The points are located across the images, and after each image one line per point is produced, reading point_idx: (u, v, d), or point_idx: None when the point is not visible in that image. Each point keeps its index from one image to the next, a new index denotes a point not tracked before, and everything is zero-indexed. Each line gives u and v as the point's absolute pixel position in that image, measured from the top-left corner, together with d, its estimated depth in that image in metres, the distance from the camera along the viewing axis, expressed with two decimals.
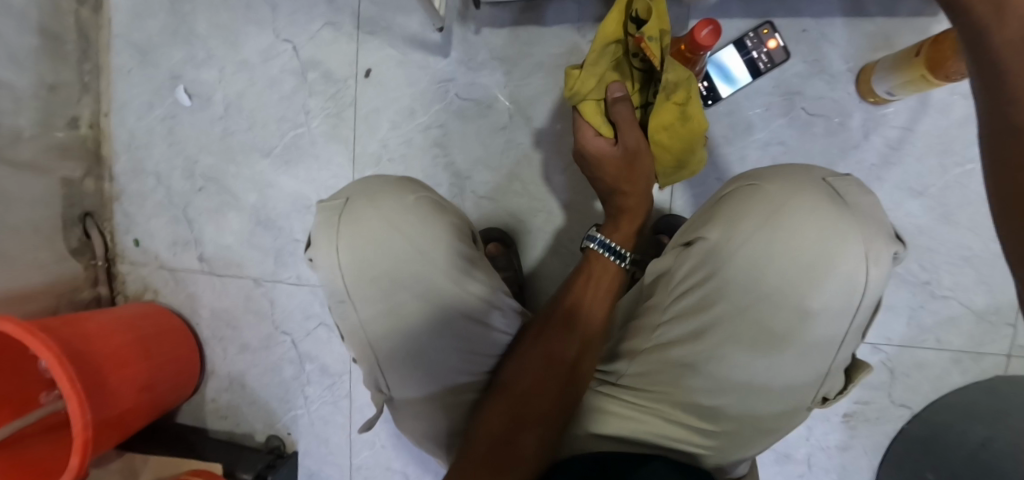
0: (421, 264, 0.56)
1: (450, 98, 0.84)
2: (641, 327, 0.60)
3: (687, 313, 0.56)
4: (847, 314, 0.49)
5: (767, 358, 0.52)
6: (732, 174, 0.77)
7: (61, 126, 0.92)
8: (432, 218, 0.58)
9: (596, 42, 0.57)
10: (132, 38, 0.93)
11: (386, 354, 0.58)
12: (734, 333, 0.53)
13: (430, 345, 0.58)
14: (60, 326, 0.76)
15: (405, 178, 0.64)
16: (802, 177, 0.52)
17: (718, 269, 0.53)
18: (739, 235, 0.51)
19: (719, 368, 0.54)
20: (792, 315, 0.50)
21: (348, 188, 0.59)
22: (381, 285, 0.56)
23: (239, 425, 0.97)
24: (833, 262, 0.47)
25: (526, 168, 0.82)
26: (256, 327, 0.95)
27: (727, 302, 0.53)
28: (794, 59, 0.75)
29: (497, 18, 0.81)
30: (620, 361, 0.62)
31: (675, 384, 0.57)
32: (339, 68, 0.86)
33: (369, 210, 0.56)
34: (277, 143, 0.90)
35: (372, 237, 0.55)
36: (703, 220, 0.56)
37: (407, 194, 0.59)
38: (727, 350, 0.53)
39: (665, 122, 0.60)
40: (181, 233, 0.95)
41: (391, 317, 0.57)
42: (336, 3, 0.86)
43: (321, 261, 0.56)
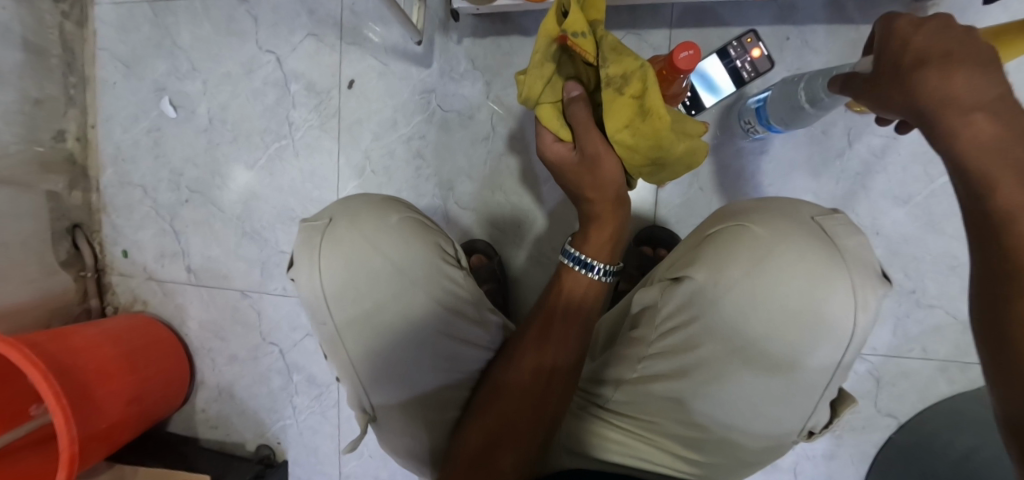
0: (404, 286, 0.56)
1: (433, 109, 0.83)
2: (625, 356, 0.60)
3: (672, 349, 0.56)
4: (832, 359, 0.50)
5: (752, 397, 0.53)
6: (715, 184, 0.77)
7: (47, 140, 0.93)
8: (415, 240, 0.58)
9: (538, 42, 0.56)
10: (117, 50, 0.94)
11: (368, 376, 0.57)
12: (719, 371, 0.53)
13: (413, 365, 0.58)
14: (45, 341, 0.76)
15: (390, 196, 0.63)
16: (790, 219, 0.53)
17: (705, 309, 0.53)
18: (726, 278, 0.52)
19: (704, 403, 0.55)
20: (777, 356, 0.51)
21: (332, 207, 0.59)
22: (364, 306, 0.55)
23: (229, 435, 0.98)
24: (818, 308, 0.48)
25: (508, 178, 0.82)
26: (244, 338, 0.95)
27: (713, 342, 0.53)
28: (777, 66, 0.74)
29: (478, 28, 0.81)
30: (605, 386, 0.62)
31: (660, 414, 0.58)
32: (321, 79, 0.86)
33: (352, 233, 0.56)
34: (261, 155, 0.90)
35: (354, 259, 0.55)
36: (690, 257, 0.56)
37: (390, 215, 0.58)
38: (711, 387, 0.54)
39: (619, 119, 0.55)
40: (169, 245, 0.96)
41: (374, 340, 0.56)
42: (317, 14, 0.85)
43: (303, 281, 0.55)
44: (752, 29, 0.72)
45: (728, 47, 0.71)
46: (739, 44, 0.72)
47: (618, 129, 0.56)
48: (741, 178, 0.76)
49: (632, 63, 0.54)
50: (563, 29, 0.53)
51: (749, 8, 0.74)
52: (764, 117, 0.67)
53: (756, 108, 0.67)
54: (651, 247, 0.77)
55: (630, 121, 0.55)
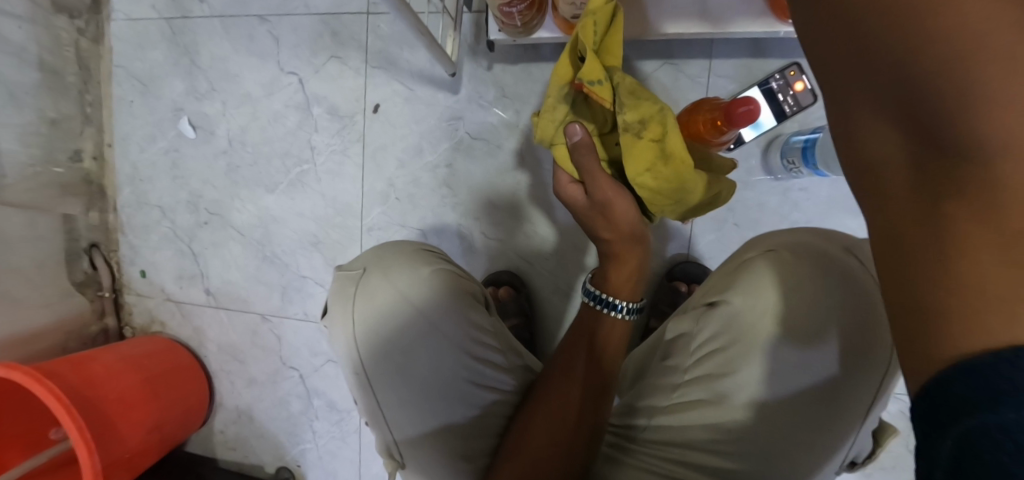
0: (433, 338, 0.53)
1: (459, 136, 0.81)
2: (658, 386, 0.57)
3: (709, 373, 0.53)
4: (877, 380, 0.48)
5: (796, 421, 0.49)
6: (751, 221, 0.75)
7: (64, 160, 0.91)
8: (447, 289, 0.54)
9: (551, 85, 0.51)
10: (134, 68, 0.91)
11: (399, 422, 0.54)
12: (761, 397, 0.50)
13: (441, 411, 0.53)
14: (65, 371, 0.75)
15: (423, 244, 0.60)
16: (823, 244, 0.52)
17: (743, 332, 0.51)
18: (765, 300, 0.50)
19: (743, 430, 0.50)
20: (822, 377, 0.48)
21: (365, 256, 0.57)
22: (394, 358, 0.53)
23: (248, 456, 0.97)
24: (855, 326, 0.48)
25: (535, 208, 0.80)
26: (263, 362, 0.94)
27: (752, 367, 0.50)
28: (819, 102, 0.71)
29: (508, 55, 0.78)
30: (638, 419, 0.58)
31: (697, 448, 0.52)
32: (344, 103, 0.84)
33: (384, 284, 0.53)
34: (282, 179, 0.88)
35: (385, 312, 0.53)
36: (723, 282, 0.55)
37: (423, 265, 0.55)
38: (754, 415, 0.50)
39: (639, 164, 0.48)
40: (187, 267, 0.94)
41: (405, 388, 0.53)
42: (341, 36, 0.83)
43: (337, 331, 0.54)
44: (795, 61, 0.70)
45: (771, 80, 0.69)
46: (782, 77, 0.69)
47: (639, 174, 0.49)
48: (778, 214, 0.74)
49: (652, 103, 0.48)
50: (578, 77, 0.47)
51: (791, 40, 0.71)
52: (811, 160, 0.65)
53: (803, 148, 0.66)
54: (685, 283, 0.75)
55: (651, 164, 0.49)
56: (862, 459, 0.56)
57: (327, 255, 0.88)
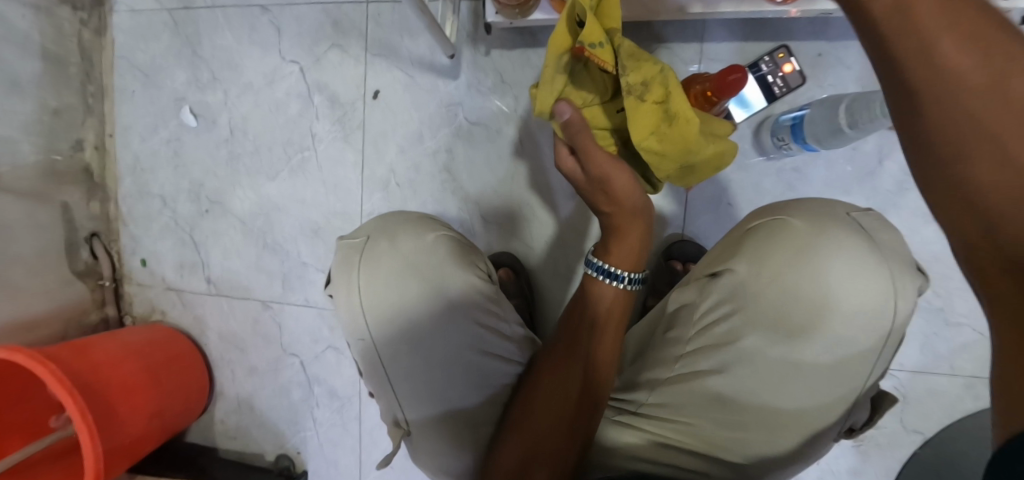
0: (439, 304, 0.54)
1: (459, 122, 0.83)
2: (661, 357, 0.59)
3: (713, 342, 0.55)
4: (874, 347, 0.49)
5: (793, 387, 0.51)
6: (746, 201, 0.76)
7: (65, 149, 0.92)
8: (450, 256, 0.56)
9: (547, 54, 0.50)
10: (137, 59, 0.92)
11: (404, 387, 0.55)
12: (761, 364, 0.52)
13: (446, 377, 0.55)
14: (67, 356, 0.75)
15: (425, 214, 0.61)
16: (828, 213, 0.52)
17: (746, 301, 0.53)
18: (767, 270, 0.52)
19: (743, 396, 0.53)
20: (821, 346, 0.49)
21: (368, 225, 0.57)
22: (401, 325, 0.53)
23: (249, 446, 0.97)
24: (861, 297, 0.48)
25: (534, 192, 0.81)
26: (264, 349, 0.94)
27: (755, 335, 0.52)
28: (809, 83, 0.73)
29: (507, 41, 0.80)
30: (639, 390, 0.60)
31: (699, 413, 0.56)
32: (346, 91, 0.86)
33: (390, 251, 0.54)
34: (283, 167, 0.89)
35: (390, 278, 0.53)
36: (727, 253, 0.57)
37: (427, 233, 0.56)
38: (753, 382, 0.52)
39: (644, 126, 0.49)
40: (188, 255, 0.95)
41: (411, 353, 0.54)
42: (342, 25, 0.85)
43: (342, 298, 0.54)
44: (784, 44, 0.73)
45: (761, 62, 0.72)
46: (772, 59, 0.72)
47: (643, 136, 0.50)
48: (771, 194, 0.76)
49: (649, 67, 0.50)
50: (580, 41, 0.47)
51: (782, 24, 0.73)
52: (800, 135, 0.67)
53: (791, 125, 0.67)
54: (681, 263, 0.76)
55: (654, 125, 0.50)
56: (863, 428, 0.56)
57: (328, 241, 0.88)
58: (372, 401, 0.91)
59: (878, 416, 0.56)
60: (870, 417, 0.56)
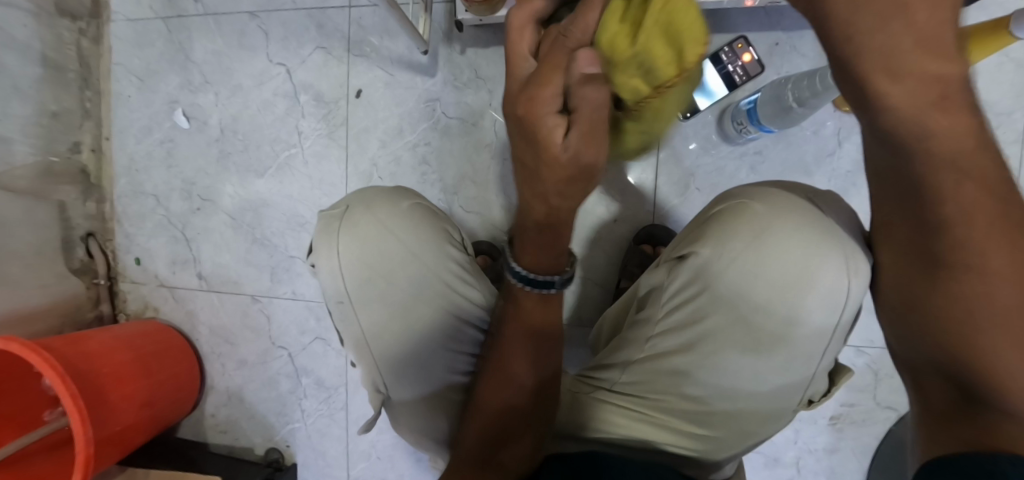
0: (414, 266, 0.55)
1: (437, 117, 0.86)
2: (632, 338, 0.58)
3: (681, 324, 0.54)
4: (830, 329, 0.48)
5: (754, 366, 0.51)
6: (712, 184, 0.79)
7: (63, 151, 0.96)
8: (425, 223, 0.57)
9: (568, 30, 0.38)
10: (131, 65, 0.97)
11: (384, 354, 0.55)
12: (724, 343, 0.52)
13: (424, 344, 0.56)
14: (61, 346, 0.78)
15: (399, 186, 0.62)
16: (789, 196, 0.50)
17: (710, 283, 0.51)
18: (734, 251, 0.49)
19: (705, 374, 0.53)
20: (779, 326, 0.48)
21: (348, 196, 0.57)
22: (379, 287, 0.54)
23: (238, 439, 0.99)
24: (821, 278, 0.46)
25: (509, 180, 0.85)
26: (253, 343, 0.97)
27: (718, 314, 0.52)
28: (767, 72, 0.77)
29: (480, 39, 0.84)
30: (612, 370, 0.59)
31: (666, 391, 0.56)
32: (330, 90, 0.90)
33: (367, 215, 0.54)
34: (271, 164, 0.93)
35: (369, 241, 0.53)
36: (695, 233, 0.54)
37: (403, 201, 0.58)
38: (717, 360, 0.52)
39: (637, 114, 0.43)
40: (180, 252, 0.98)
41: (391, 317, 0.55)
42: (326, 28, 0.89)
43: (322, 264, 0.54)
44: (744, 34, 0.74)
45: (720, 52, 0.74)
46: (730, 49, 0.74)
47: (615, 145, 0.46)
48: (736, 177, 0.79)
49: None
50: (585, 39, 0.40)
51: (739, 17, 0.77)
52: (755, 117, 0.70)
53: (748, 109, 0.70)
54: (651, 245, 0.79)
55: None
56: (823, 399, 0.55)
57: None
58: (358, 390, 0.93)
59: (834, 386, 0.54)
60: (830, 388, 0.54)
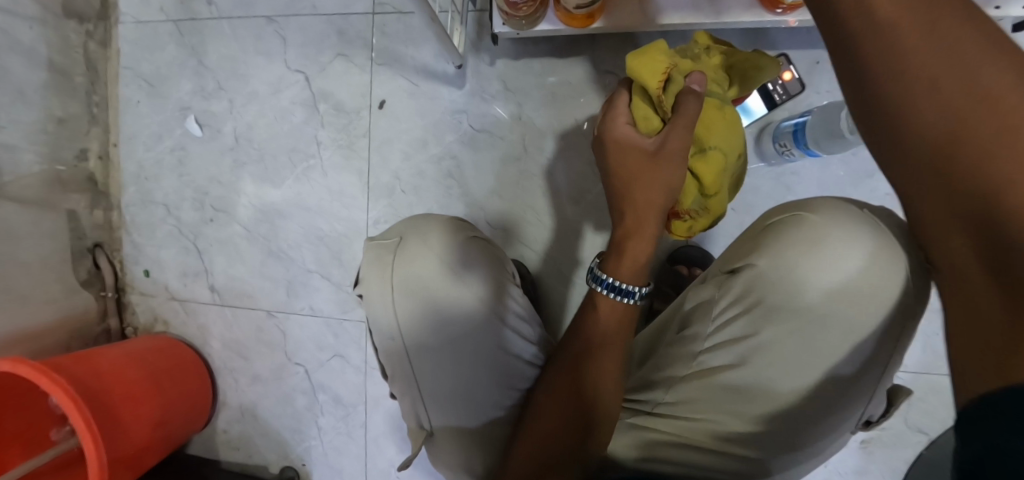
0: (471, 304, 0.55)
1: (464, 129, 0.84)
2: (677, 356, 0.56)
3: (733, 337, 0.52)
4: (892, 340, 0.47)
5: (815, 380, 0.49)
6: (747, 204, 0.77)
7: (70, 158, 0.92)
8: (481, 258, 0.57)
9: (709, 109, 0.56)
10: (142, 70, 0.94)
11: (434, 388, 0.56)
12: (783, 354, 0.50)
13: (472, 379, 0.56)
14: (71, 363, 0.75)
15: (448, 216, 0.63)
16: (842, 206, 0.50)
17: (766, 295, 0.50)
18: (791, 262, 0.49)
19: (762, 390, 0.51)
20: (842, 337, 0.47)
21: (400, 225, 0.57)
22: (436, 324, 0.54)
23: (252, 456, 0.96)
24: (880, 289, 0.46)
25: (539, 196, 0.82)
26: (268, 358, 0.94)
27: (776, 326, 0.50)
28: (807, 91, 0.75)
29: (510, 51, 0.82)
30: (654, 390, 0.56)
31: (719, 412, 0.52)
32: (351, 99, 0.87)
33: (424, 250, 0.54)
34: (288, 175, 0.90)
35: (427, 278, 0.54)
36: (746, 247, 0.54)
37: (458, 234, 0.58)
38: (777, 372, 0.50)
39: (719, 126, 0.56)
40: (192, 264, 0.95)
41: (444, 355, 0.55)
42: (347, 35, 0.86)
43: (374, 298, 0.54)
44: (784, 52, 0.74)
45: None
46: None
47: (709, 180, 0.56)
48: (772, 198, 0.77)
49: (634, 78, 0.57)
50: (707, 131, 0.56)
51: (779, 35, 0.75)
52: (802, 141, 0.70)
53: (794, 132, 0.70)
54: (685, 266, 0.77)
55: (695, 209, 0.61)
56: (880, 420, 0.54)
57: (332, 249, 0.89)
58: (378, 407, 0.91)
59: (894, 408, 0.53)
60: (888, 408, 0.53)
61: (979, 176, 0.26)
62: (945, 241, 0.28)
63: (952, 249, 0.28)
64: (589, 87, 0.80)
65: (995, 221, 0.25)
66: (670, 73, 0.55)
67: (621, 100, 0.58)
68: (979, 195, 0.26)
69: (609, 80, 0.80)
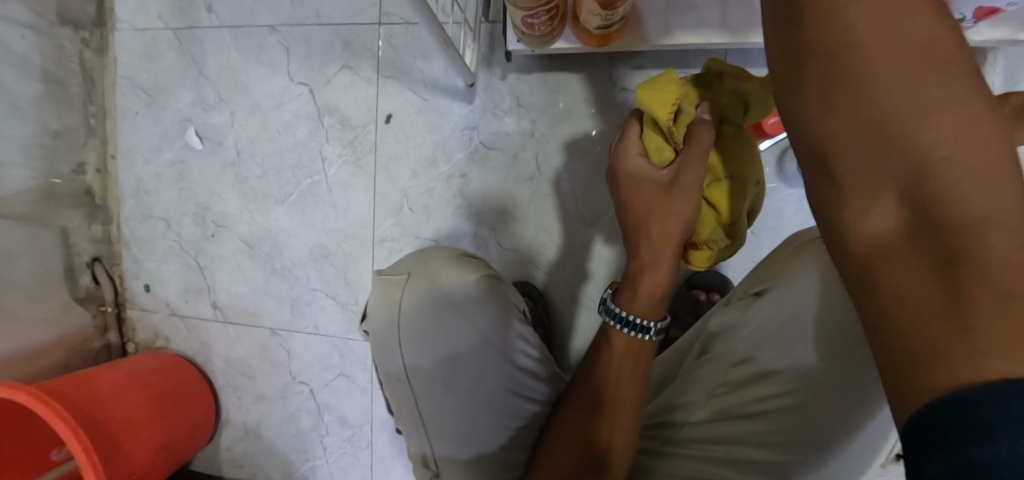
0: (477, 344, 0.54)
1: (475, 146, 0.81)
2: (697, 379, 0.53)
3: (755, 360, 0.50)
4: None
5: (848, 407, 0.45)
6: (769, 229, 0.75)
7: (67, 172, 0.89)
8: (491, 296, 0.55)
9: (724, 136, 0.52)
10: (140, 79, 0.90)
11: (440, 428, 0.56)
12: (802, 372, 0.47)
13: (479, 420, 0.55)
14: (70, 390, 0.73)
15: (463, 250, 0.62)
16: None
17: (796, 315, 0.48)
18: (813, 285, 0.48)
19: (791, 415, 0.47)
20: (858, 356, 0.44)
21: (409, 261, 0.57)
22: (441, 364, 0.54)
23: (256, 475, 0.94)
24: None
25: (552, 216, 0.79)
26: (272, 377, 0.92)
27: (805, 347, 0.47)
28: None
29: (523, 65, 0.79)
30: (672, 417, 0.55)
31: (745, 438, 0.49)
32: (357, 114, 0.84)
33: (431, 289, 0.54)
34: (292, 190, 0.87)
35: (432, 319, 0.54)
36: (773, 270, 0.52)
37: (468, 270, 0.56)
38: (802, 393, 0.47)
39: (736, 153, 0.52)
40: (193, 280, 0.92)
41: (450, 395, 0.55)
42: (353, 46, 0.83)
43: (382, 335, 0.55)
44: None
45: None
46: None
47: (726, 211, 0.54)
48: (796, 222, 0.74)
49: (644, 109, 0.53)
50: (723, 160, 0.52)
51: None
52: None
53: None
54: (703, 292, 0.75)
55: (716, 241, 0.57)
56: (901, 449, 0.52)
57: (338, 268, 0.86)
58: (385, 428, 0.89)
59: None
60: None
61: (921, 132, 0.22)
62: (861, 207, 0.24)
63: (869, 213, 0.23)
64: (606, 104, 0.77)
65: (928, 192, 0.21)
66: (680, 103, 0.50)
67: (633, 132, 0.55)
68: (915, 154, 0.22)
69: (627, 97, 0.76)
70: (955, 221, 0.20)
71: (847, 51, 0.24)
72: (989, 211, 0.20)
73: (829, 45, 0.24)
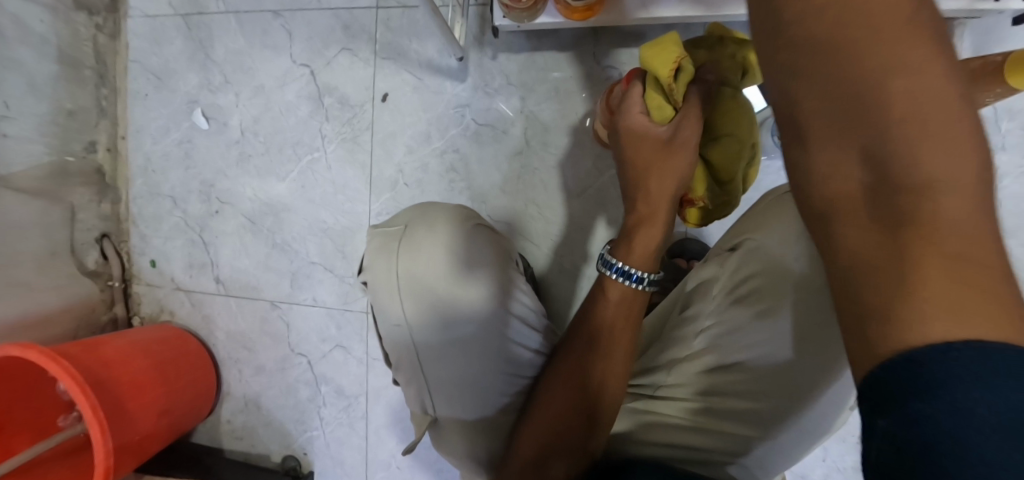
0: (477, 292, 0.54)
1: (467, 123, 0.85)
2: (680, 335, 0.55)
3: (731, 316, 0.51)
4: None
5: (815, 357, 0.45)
6: (750, 199, 0.78)
7: (79, 150, 0.94)
8: (484, 246, 0.57)
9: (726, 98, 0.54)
10: (151, 64, 0.95)
11: (439, 378, 0.55)
12: (774, 325, 0.48)
13: (479, 370, 0.55)
14: (78, 352, 0.76)
15: (458, 206, 0.62)
16: None
17: (767, 268, 0.49)
18: (792, 235, 0.48)
19: (760, 366, 0.49)
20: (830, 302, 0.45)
21: (406, 215, 0.58)
22: (439, 314, 0.53)
23: (255, 446, 0.96)
24: None
25: (542, 189, 0.83)
26: (272, 349, 0.95)
27: (776, 299, 0.48)
28: None
29: (513, 45, 0.83)
30: (658, 372, 0.56)
31: (719, 394, 0.51)
32: (355, 93, 0.88)
33: (429, 237, 0.54)
34: (293, 167, 0.91)
35: (429, 265, 0.52)
36: (749, 223, 0.53)
37: (465, 223, 0.57)
38: (773, 348, 0.48)
39: (736, 114, 0.54)
40: (198, 255, 0.96)
41: (451, 344, 0.54)
42: (352, 29, 0.87)
43: (380, 286, 0.53)
44: None
45: None
46: None
47: (723, 170, 0.56)
48: None
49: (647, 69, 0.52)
50: (725, 120, 0.54)
51: None
52: None
53: None
54: (685, 260, 0.79)
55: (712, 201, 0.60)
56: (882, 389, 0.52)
57: (337, 241, 0.90)
58: (379, 399, 0.92)
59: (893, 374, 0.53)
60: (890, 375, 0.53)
61: (883, 101, 0.22)
62: (826, 168, 0.24)
63: (829, 171, 0.24)
64: (593, 81, 0.81)
65: (882, 150, 0.22)
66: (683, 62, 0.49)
67: (635, 91, 0.56)
68: (876, 118, 0.22)
69: (612, 74, 0.80)
70: (904, 176, 0.22)
71: (825, 22, 0.23)
72: (938, 175, 0.21)
73: (801, 13, 0.24)
